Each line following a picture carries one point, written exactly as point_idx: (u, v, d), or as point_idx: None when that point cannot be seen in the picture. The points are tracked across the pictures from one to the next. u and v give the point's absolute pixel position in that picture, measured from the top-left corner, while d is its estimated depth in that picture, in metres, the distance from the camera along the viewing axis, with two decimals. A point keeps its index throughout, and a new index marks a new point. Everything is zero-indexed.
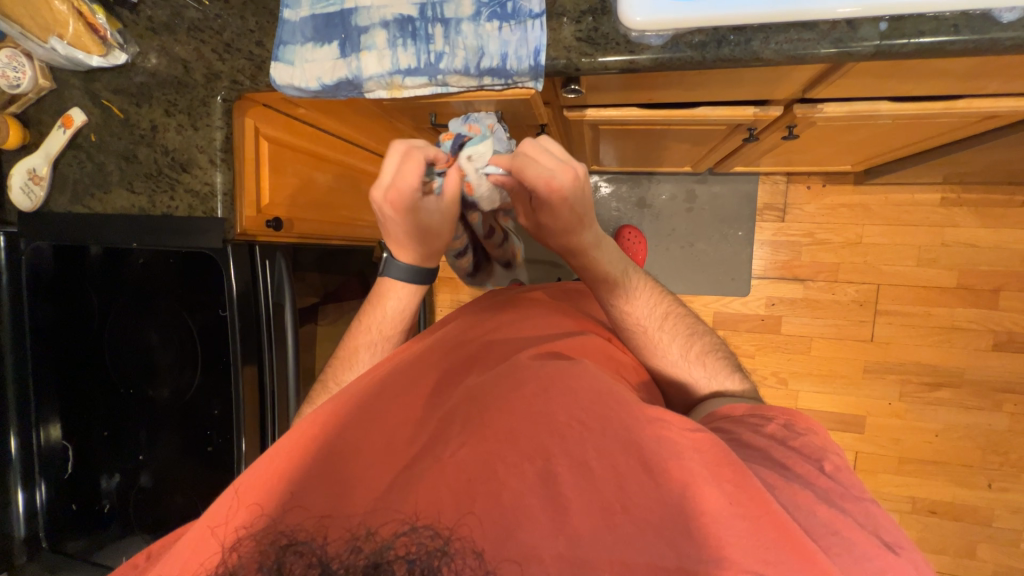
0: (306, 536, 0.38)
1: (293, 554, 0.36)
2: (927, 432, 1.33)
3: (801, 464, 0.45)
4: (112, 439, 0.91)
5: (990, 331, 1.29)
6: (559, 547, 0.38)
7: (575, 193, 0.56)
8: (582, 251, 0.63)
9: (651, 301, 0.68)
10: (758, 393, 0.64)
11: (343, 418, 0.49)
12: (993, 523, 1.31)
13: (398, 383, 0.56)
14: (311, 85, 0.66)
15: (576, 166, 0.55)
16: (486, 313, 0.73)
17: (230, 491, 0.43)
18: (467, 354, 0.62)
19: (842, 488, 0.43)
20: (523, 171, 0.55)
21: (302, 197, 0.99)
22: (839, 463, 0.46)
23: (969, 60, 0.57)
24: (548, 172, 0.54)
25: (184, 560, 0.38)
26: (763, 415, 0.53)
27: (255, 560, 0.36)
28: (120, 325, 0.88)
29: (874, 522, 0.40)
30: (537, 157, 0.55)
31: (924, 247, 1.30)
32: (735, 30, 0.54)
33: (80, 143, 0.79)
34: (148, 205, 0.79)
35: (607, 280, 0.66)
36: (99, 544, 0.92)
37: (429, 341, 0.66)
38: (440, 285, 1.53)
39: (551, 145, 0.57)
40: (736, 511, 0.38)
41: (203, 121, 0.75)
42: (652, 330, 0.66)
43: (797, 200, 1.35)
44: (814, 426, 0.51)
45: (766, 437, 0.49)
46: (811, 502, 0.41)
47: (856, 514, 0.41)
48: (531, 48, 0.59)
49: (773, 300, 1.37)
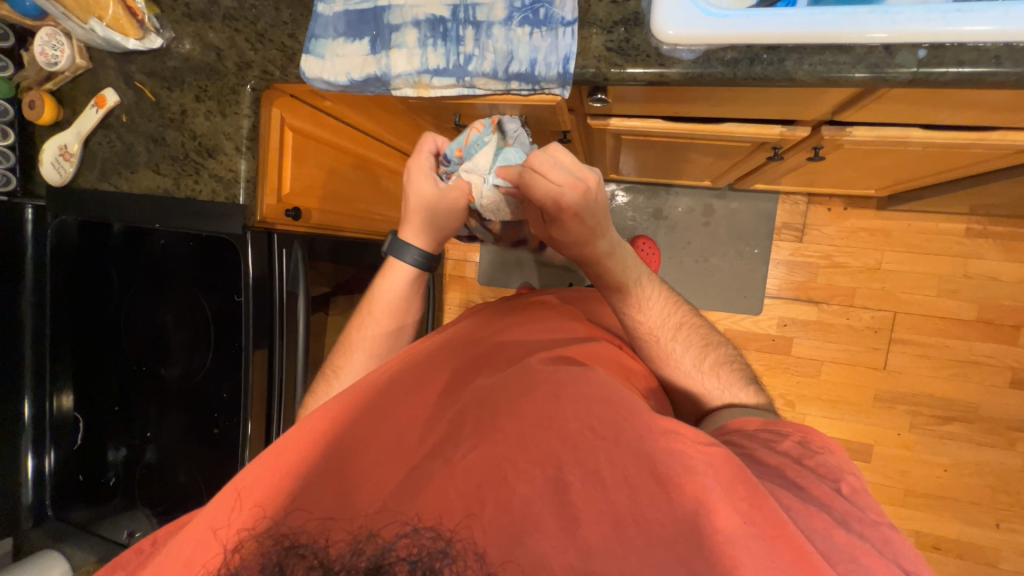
0: (308, 537, 0.39)
1: (294, 556, 0.37)
2: (936, 465, 1.30)
3: (818, 485, 0.44)
4: (122, 413, 0.93)
5: (1009, 367, 1.26)
6: (568, 557, 0.38)
7: (584, 206, 0.57)
8: (597, 260, 0.63)
9: (665, 310, 0.67)
10: (774, 407, 0.62)
11: (348, 417, 0.49)
12: (999, 564, 1.28)
13: (407, 382, 0.56)
14: (340, 79, 0.67)
15: (585, 178, 0.56)
16: (498, 314, 0.72)
17: (231, 487, 0.43)
18: (478, 353, 0.62)
19: (860, 512, 0.42)
20: (530, 190, 0.57)
21: (322, 188, 1.00)
22: (856, 485, 0.45)
23: (1007, 93, 0.56)
24: (555, 190, 0.56)
25: (186, 557, 0.39)
26: (778, 431, 0.52)
27: (257, 561, 0.37)
28: (136, 303, 0.89)
29: (893, 550, 0.39)
30: (545, 171, 0.56)
31: (945, 277, 1.27)
32: (769, 49, 0.53)
33: (111, 122, 0.81)
34: (173, 187, 0.80)
35: (620, 288, 0.65)
36: (102, 516, 0.94)
37: (439, 339, 0.66)
38: (451, 283, 1.54)
39: (561, 155, 0.57)
40: (751, 530, 0.37)
41: (232, 109, 0.76)
42: (665, 339, 0.65)
43: (817, 221, 1.33)
44: (830, 445, 0.50)
45: (781, 454, 0.49)
46: (828, 526, 0.39)
47: (874, 539, 0.40)
48: (560, 56, 0.59)
49: (785, 320, 1.35)
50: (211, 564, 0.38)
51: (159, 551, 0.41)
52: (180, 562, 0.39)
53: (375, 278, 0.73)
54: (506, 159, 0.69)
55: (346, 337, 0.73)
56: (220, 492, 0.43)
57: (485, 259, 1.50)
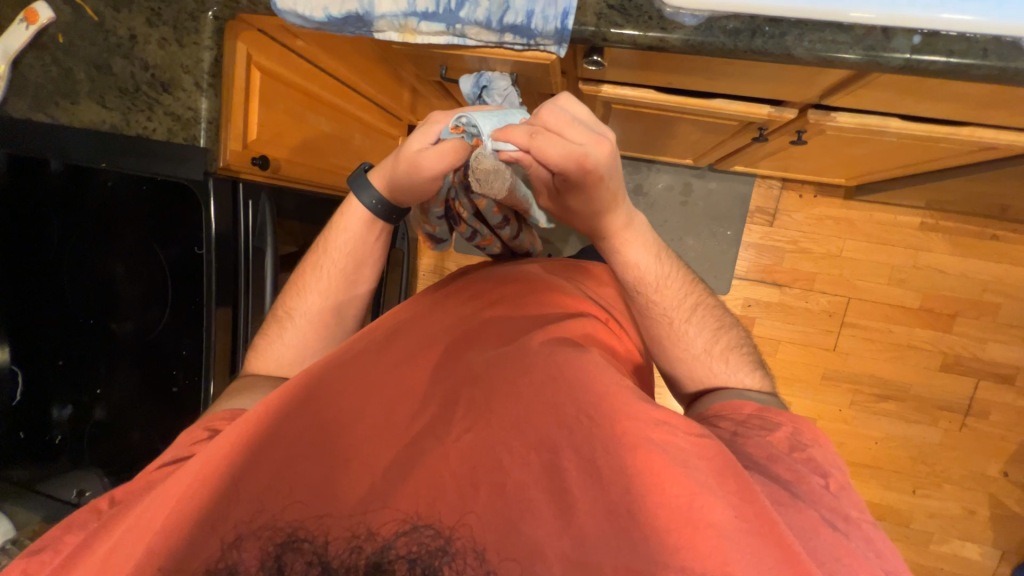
0: (307, 534, 0.40)
1: (292, 552, 0.39)
2: (868, 438, 1.43)
3: (808, 480, 0.45)
4: (68, 368, 0.86)
5: (941, 352, 1.37)
6: (564, 547, 0.39)
7: (609, 167, 0.49)
8: (613, 236, 0.59)
9: (681, 291, 0.65)
10: (776, 392, 0.63)
11: (343, 388, 0.50)
12: (910, 524, 1.44)
13: (399, 354, 0.55)
14: (316, 14, 0.60)
15: (606, 134, 0.48)
16: (492, 282, 0.69)
17: (226, 480, 0.43)
18: (470, 327, 0.60)
19: (844, 510, 0.43)
20: (546, 154, 0.47)
21: (290, 138, 0.93)
22: (843, 481, 0.47)
23: (985, 88, 0.58)
24: (576, 150, 0.47)
25: (186, 547, 0.40)
26: (770, 419, 0.52)
27: (257, 556, 0.39)
28: (81, 249, 0.81)
29: (876, 553, 0.42)
30: (561, 131, 0.47)
31: (896, 267, 1.36)
32: (771, 21, 0.52)
33: (45, 43, 0.70)
34: (122, 123, 0.73)
35: (638, 267, 0.62)
36: (47, 475, 0.88)
37: (434, 309, 0.64)
38: (426, 250, 1.50)
39: (574, 107, 0.48)
40: (743, 526, 0.37)
41: (191, 39, 0.69)
42: (677, 322, 0.64)
43: (788, 206, 1.37)
44: (821, 437, 0.51)
45: (771, 445, 0.49)
46: (816, 524, 0.41)
47: (855, 537, 0.42)
48: (560, 9, 0.55)
49: (750, 302, 1.41)
50: (211, 560, 0.39)
51: (140, 537, 0.41)
52: (175, 559, 0.39)
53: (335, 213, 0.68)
54: (507, 120, 0.52)
55: (298, 277, 0.71)
56: (207, 485, 0.43)
57: None
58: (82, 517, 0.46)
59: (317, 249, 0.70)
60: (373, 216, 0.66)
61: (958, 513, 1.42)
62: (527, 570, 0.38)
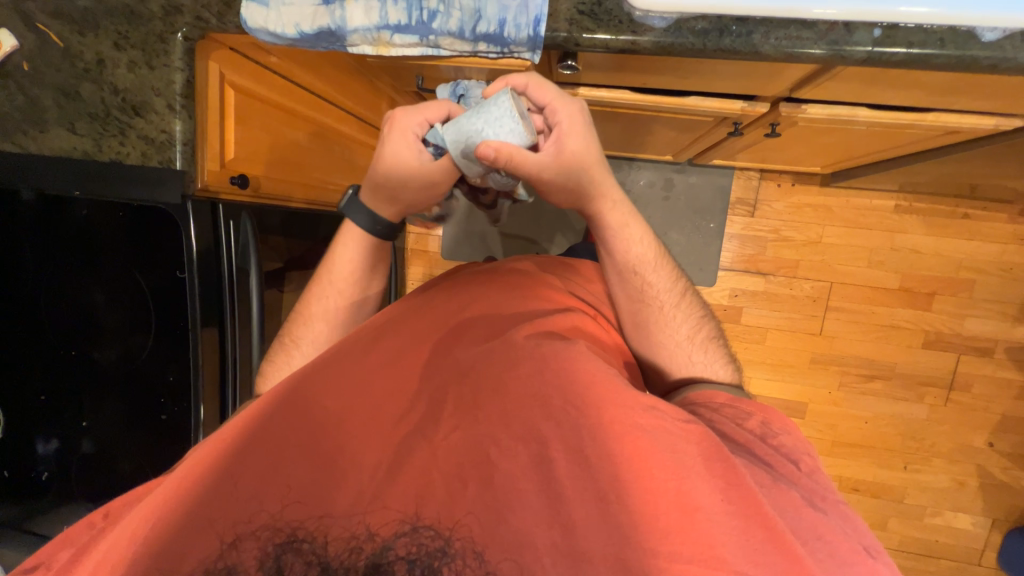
0: (307, 535, 0.41)
1: (293, 552, 0.41)
2: (859, 419, 1.46)
3: (784, 464, 0.47)
4: (51, 404, 0.84)
5: (923, 330, 1.41)
6: (554, 537, 0.41)
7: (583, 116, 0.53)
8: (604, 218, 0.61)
9: (672, 279, 0.67)
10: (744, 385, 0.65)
11: (332, 386, 0.50)
12: (904, 500, 1.47)
13: (388, 352, 0.55)
14: (287, 31, 0.60)
15: None
16: (484, 275, 0.70)
17: (221, 481, 0.43)
18: (459, 322, 0.60)
19: (822, 491, 0.45)
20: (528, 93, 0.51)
21: (268, 155, 0.92)
22: (813, 465, 0.47)
23: (944, 76, 0.60)
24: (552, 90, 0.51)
25: (184, 550, 0.40)
26: (741, 410, 0.54)
27: (257, 557, 0.40)
28: (56, 280, 0.79)
29: (854, 530, 0.42)
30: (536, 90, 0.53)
31: (875, 250, 1.39)
32: (737, 20, 0.53)
33: (9, 71, 0.69)
34: (94, 150, 0.71)
35: (636, 246, 0.63)
36: (31, 513, 0.86)
37: (422, 301, 0.64)
38: (413, 259, 1.50)
39: None
40: (729, 510, 0.38)
41: (161, 60, 0.68)
42: (667, 307, 0.65)
43: (768, 196, 1.40)
44: (789, 424, 0.52)
45: (746, 430, 0.51)
46: (798, 506, 0.42)
47: (832, 512, 0.43)
48: (531, 17, 0.56)
49: (736, 292, 1.44)
50: (211, 559, 0.40)
51: (125, 546, 0.40)
52: (168, 559, 0.40)
53: (332, 245, 0.68)
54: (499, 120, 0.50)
55: (304, 306, 0.70)
56: (200, 487, 0.42)
57: (448, 232, 1.47)
58: (76, 532, 0.46)
59: (318, 276, 0.69)
60: (371, 233, 0.65)
61: (947, 485, 1.45)
62: (523, 566, 0.40)
